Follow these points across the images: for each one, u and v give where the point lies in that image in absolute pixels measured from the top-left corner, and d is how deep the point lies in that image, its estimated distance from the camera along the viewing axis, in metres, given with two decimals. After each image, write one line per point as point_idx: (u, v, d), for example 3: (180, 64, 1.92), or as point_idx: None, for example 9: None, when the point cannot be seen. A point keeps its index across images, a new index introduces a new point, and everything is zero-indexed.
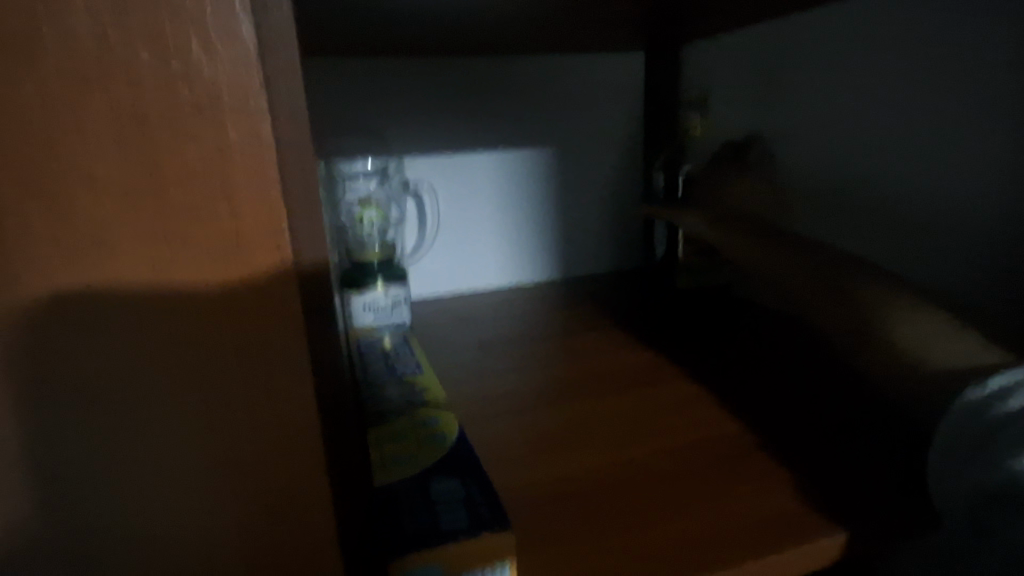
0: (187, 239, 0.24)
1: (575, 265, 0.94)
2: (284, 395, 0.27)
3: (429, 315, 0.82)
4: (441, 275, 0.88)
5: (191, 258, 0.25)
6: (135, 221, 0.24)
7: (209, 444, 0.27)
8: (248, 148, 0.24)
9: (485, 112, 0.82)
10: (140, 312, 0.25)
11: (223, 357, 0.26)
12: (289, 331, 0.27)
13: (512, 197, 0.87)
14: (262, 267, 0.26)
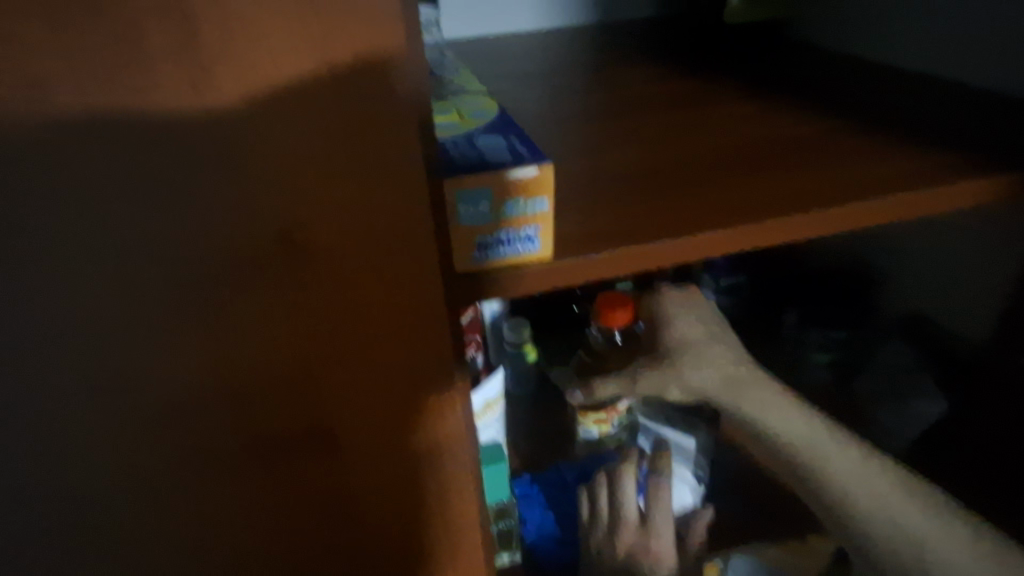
0: (304, 69, 0.25)
1: (618, 8, 0.85)
2: (381, 202, 0.28)
3: (462, 50, 0.76)
4: (473, 12, 0.79)
5: (277, 54, 0.24)
6: (262, 25, 0.24)
7: (323, 269, 0.29)
8: None
9: None
10: (256, 127, 0.25)
11: (325, 154, 0.26)
12: (395, 139, 0.27)
13: None
14: (359, 54, 0.25)
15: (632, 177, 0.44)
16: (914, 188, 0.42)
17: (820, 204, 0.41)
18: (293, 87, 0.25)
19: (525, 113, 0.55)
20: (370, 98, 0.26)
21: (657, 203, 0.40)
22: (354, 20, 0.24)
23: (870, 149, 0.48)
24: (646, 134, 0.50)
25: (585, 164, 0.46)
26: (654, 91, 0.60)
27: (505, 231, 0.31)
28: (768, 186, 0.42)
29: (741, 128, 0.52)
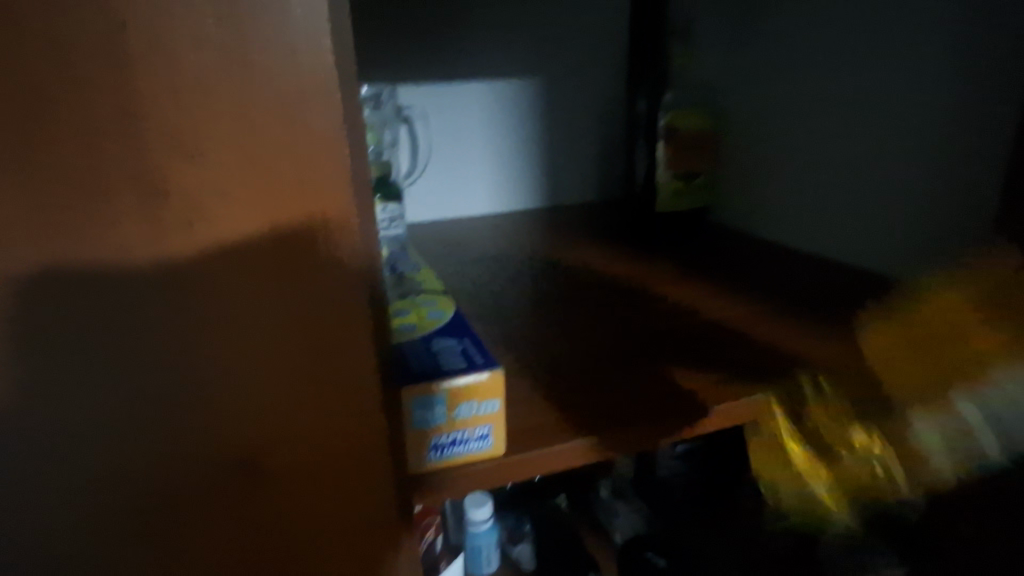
0: (274, 291, 0.27)
1: (564, 194, 0.95)
2: (348, 405, 0.29)
3: (424, 235, 0.83)
4: (433, 201, 0.88)
5: (248, 281, 0.26)
6: (234, 256, 0.26)
7: (284, 471, 0.29)
8: (309, 189, 0.26)
9: (472, 48, 0.83)
10: (221, 345, 0.27)
11: (292, 364, 0.28)
12: (362, 349, 0.29)
13: (502, 123, 0.88)
14: (328, 280, 0.27)
15: (587, 363, 0.47)
16: (852, 366, 0.47)
17: (765, 384, 0.45)
18: (267, 302, 0.27)
19: (481, 297, 0.60)
20: (337, 316, 0.28)
21: (615, 390, 0.43)
22: (321, 247, 0.27)
23: (796, 333, 0.53)
24: (594, 320, 0.55)
25: (540, 351, 0.49)
26: (598, 274, 0.66)
27: (458, 432, 0.33)
28: (715, 369, 0.47)
29: (678, 312, 0.57)
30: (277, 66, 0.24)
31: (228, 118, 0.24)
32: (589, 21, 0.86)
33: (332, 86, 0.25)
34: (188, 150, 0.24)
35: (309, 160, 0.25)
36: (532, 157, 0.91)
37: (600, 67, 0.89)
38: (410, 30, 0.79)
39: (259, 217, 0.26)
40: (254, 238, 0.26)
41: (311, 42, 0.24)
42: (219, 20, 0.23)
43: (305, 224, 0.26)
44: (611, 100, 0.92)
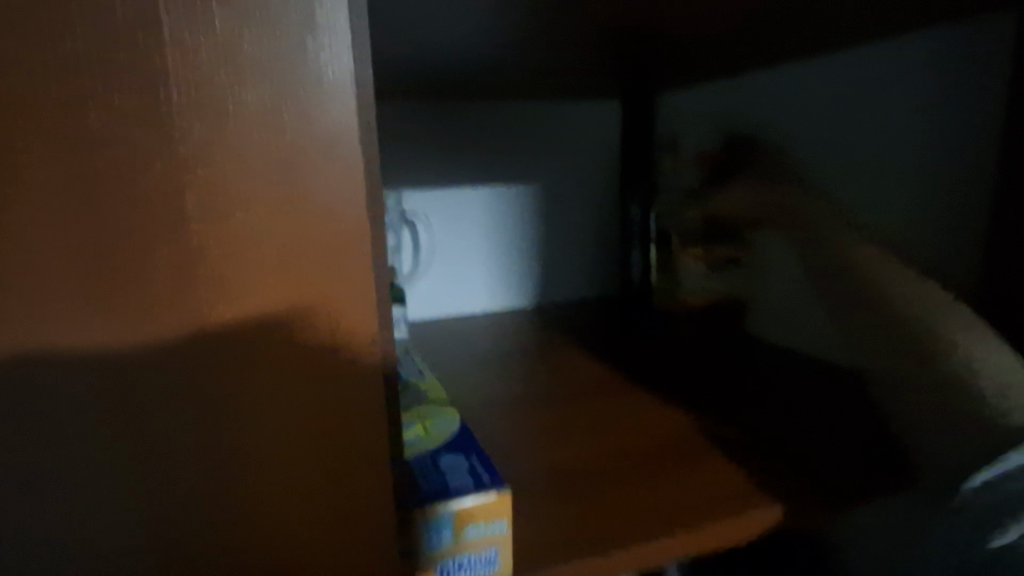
0: (299, 392, 0.28)
1: (561, 293, 0.98)
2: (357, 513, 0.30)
3: (424, 333, 0.84)
4: (435, 299, 0.90)
5: (275, 384, 0.28)
6: (267, 362, 0.28)
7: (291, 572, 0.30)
8: (343, 300, 0.28)
9: (475, 156, 0.88)
10: (245, 444, 0.28)
11: (310, 466, 0.29)
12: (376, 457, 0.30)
13: (503, 225, 0.92)
14: (353, 384, 0.29)
15: (585, 474, 0.50)
16: (824, 491, 0.50)
17: (750, 504, 0.47)
18: (291, 403, 0.29)
19: (482, 399, 0.61)
20: (358, 416, 0.30)
21: (609, 504, 0.46)
22: (348, 356, 0.29)
23: (779, 445, 0.57)
24: (593, 426, 0.58)
25: (545, 462, 0.51)
26: (597, 377, 0.67)
27: (463, 555, 0.32)
28: (704, 484, 0.49)
29: (671, 418, 0.61)
30: (317, 207, 0.27)
31: (273, 242, 0.27)
32: (586, 132, 0.93)
33: (365, 221, 0.28)
34: (231, 277, 0.27)
35: (339, 284, 0.28)
36: (531, 256, 0.94)
37: (596, 172, 0.95)
38: (417, 138, 0.85)
39: (291, 324, 0.28)
40: (285, 342, 0.28)
41: (347, 187, 0.27)
42: (269, 169, 0.26)
43: (331, 342, 0.29)
44: (607, 205, 0.96)
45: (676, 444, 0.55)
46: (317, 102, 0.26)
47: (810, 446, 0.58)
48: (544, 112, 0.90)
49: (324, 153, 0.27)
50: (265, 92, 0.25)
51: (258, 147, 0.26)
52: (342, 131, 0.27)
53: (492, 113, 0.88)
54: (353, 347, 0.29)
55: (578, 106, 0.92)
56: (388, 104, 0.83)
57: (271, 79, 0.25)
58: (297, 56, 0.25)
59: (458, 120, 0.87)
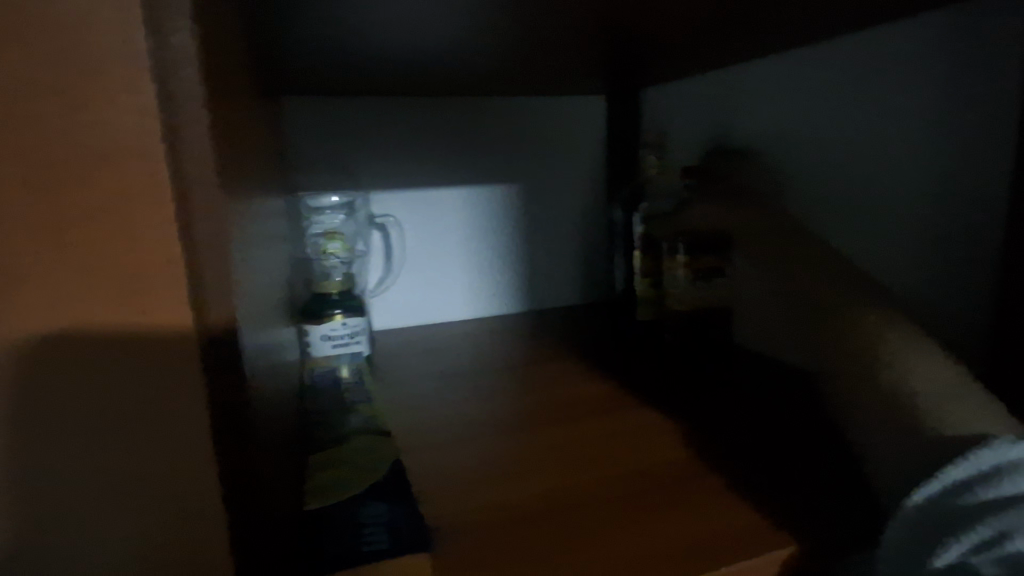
0: (115, 474, 0.22)
1: (544, 300, 0.92)
2: None
3: (393, 343, 0.79)
4: (408, 306, 0.85)
5: (84, 463, 0.22)
6: (72, 436, 0.21)
7: None
8: (175, 358, 0.21)
9: (450, 155, 0.83)
10: (52, 538, 0.22)
11: (139, 561, 0.23)
12: (215, 559, 0.23)
13: (480, 229, 0.86)
14: (185, 463, 0.22)
15: (524, 518, 0.40)
16: (834, 514, 0.39)
17: (757, 540, 0.36)
18: (109, 488, 0.22)
19: (442, 421, 0.56)
20: (198, 507, 0.23)
21: (543, 558, 0.35)
22: (181, 430, 0.22)
23: (779, 462, 0.47)
24: (556, 450, 0.49)
25: (478, 508, 0.41)
26: (575, 393, 0.62)
27: None
28: (686, 517, 0.39)
29: (658, 433, 0.52)
30: (124, 212, 0.20)
31: (82, 279, 0.20)
32: (569, 130, 0.88)
33: (173, 244, 0.21)
34: (21, 315, 0.20)
35: (152, 334, 0.21)
36: (511, 261, 0.89)
37: (580, 172, 0.89)
38: (388, 135, 0.80)
39: (103, 387, 0.21)
40: (82, 407, 0.21)
41: (150, 189, 0.20)
42: (48, 170, 0.19)
43: (146, 405, 0.22)
44: (592, 207, 0.91)
45: (661, 469, 0.46)
46: (97, 80, 0.19)
47: (832, 464, 0.46)
48: (524, 110, 0.85)
49: (116, 148, 0.20)
50: (31, 70, 0.19)
51: (30, 142, 0.19)
52: (132, 120, 0.19)
53: (467, 110, 0.83)
54: (181, 415, 0.22)
55: (560, 103, 0.87)
56: (355, 102, 0.78)
57: (39, 54, 0.19)
58: (82, 21, 0.19)
59: (430, 117, 0.81)
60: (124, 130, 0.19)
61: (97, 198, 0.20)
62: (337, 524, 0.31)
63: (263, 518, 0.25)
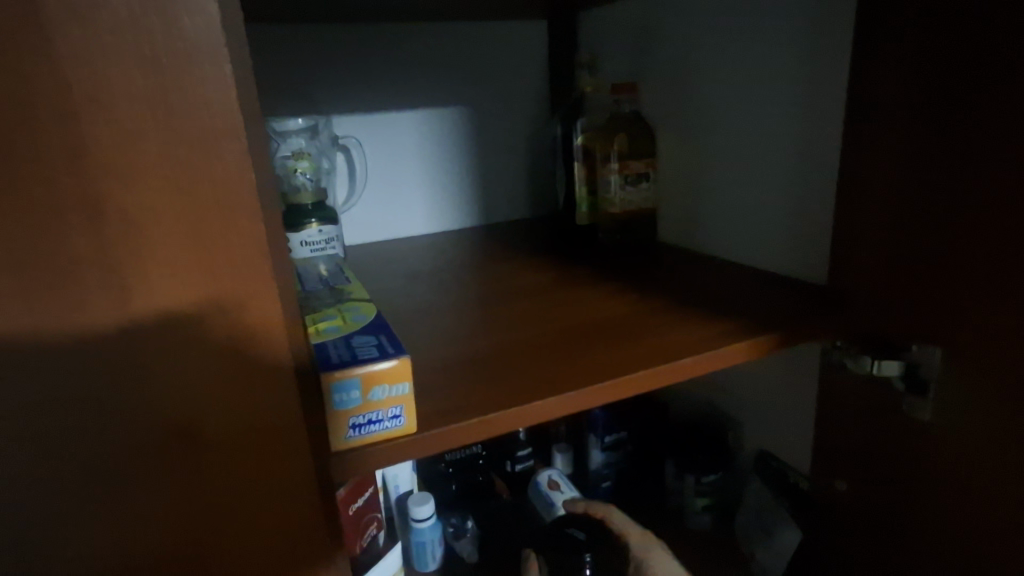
0: (198, 284, 0.31)
1: (497, 212, 1.02)
2: (269, 391, 0.33)
3: (362, 255, 0.87)
4: (374, 222, 0.94)
5: (172, 279, 0.30)
6: (167, 258, 0.30)
7: (213, 455, 0.33)
8: (236, 198, 0.30)
9: (403, 78, 0.89)
10: (153, 336, 0.30)
11: (217, 347, 0.32)
12: (273, 340, 0.33)
13: (435, 148, 0.94)
14: (247, 272, 0.31)
15: (490, 357, 0.52)
16: (722, 337, 0.54)
17: (662, 359, 0.51)
18: (193, 297, 0.31)
19: (410, 306, 0.66)
20: (257, 302, 0.32)
21: (510, 377, 0.48)
22: (242, 249, 0.31)
23: (684, 310, 0.61)
24: (508, 317, 0.61)
25: (448, 358, 0.53)
26: (525, 281, 0.72)
27: (372, 412, 0.38)
28: (614, 348, 0.53)
29: (590, 301, 0.65)
30: (197, 93, 0.28)
31: (166, 142, 0.28)
32: (512, 53, 0.95)
33: (232, 116, 0.29)
34: (145, 211, 0.29)
35: (218, 181, 0.30)
36: (464, 178, 0.97)
37: (524, 93, 0.97)
38: (342, 61, 0.85)
39: (184, 223, 0.30)
40: (168, 239, 0.29)
41: (227, 117, 0.29)
42: (155, 107, 0.28)
43: (227, 272, 0.31)
44: (537, 125, 0.99)
45: (597, 323, 0.59)
46: (190, 42, 0.28)
47: (726, 305, 0.61)
48: (471, 35, 0.91)
49: (202, 91, 0.28)
50: (141, 35, 0.27)
51: (143, 84, 0.27)
52: (215, 67, 0.28)
53: (415, 35, 0.88)
54: (245, 237, 0.31)
55: (501, 28, 0.93)
56: (312, 29, 0.83)
57: (150, 26, 0.27)
58: None
59: (384, 43, 0.87)
60: (208, 73, 0.28)
61: (175, 81, 0.28)
62: (334, 349, 0.39)
63: (293, 323, 0.35)
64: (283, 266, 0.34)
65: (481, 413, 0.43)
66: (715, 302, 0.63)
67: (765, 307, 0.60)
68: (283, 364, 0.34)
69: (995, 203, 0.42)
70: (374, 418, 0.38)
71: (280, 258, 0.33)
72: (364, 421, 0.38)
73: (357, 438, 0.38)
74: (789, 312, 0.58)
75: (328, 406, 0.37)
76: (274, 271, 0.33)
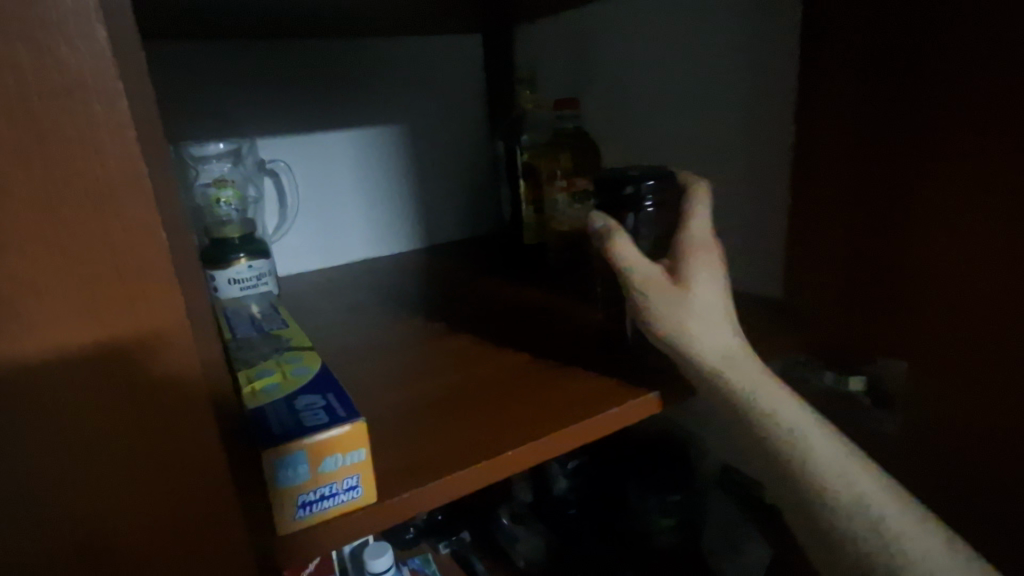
0: (96, 355, 0.25)
1: (439, 233, 0.97)
2: (195, 472, 0.28)
3: (298, 286, 0.81)
4: (308, 250, 0.87)
5: (63, 352, 0.24)
6: (54, 327, 0.24)
7: (129, 547, 0.28)
8: (142, 253, 0.25)
9: (332, 96, 0.84)
10: (44, 417, 0.25)
11: (127, 425, 0.26)
12: (198, 416, 0.27)
13: (370, 170, 0.89)
14: (160, 338, 0.26)
15: (447, 401, 0.48)
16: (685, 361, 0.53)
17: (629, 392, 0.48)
18: (92, 369, 0.25)
19: (355, 344, 0.61)
20: (174, 374, 0.27)
21: (472, 425, 0.44)
22: (152, 312, 0.25)
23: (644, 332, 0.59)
24: (462, 351, 0.57)
25: (404, 403, 0.48)
26: (476, 309, 0.68)
27: (325, 486, 0.33)
28: (580, 383, 0.50)
29: (546, 327, 0.62)
30: (86, 132, 0.23)
31: (47, 189, 0.23)
32: (447, 68, 0.91)
33: (133, 157, 0.24)
34: (21, 282, 0.23)
35: (120, 234, 0.24)
36: (403, 199, 0.93)
37: (462, 109, 0.94)
38: (265, 80, 0.79)
39: (76, 284, 0.24)
40: (57, 306, 0.24)
41: (123, 162, 0.24)
42: (27, 155, 0.22)
43: (136, 338, 0.25)
44: (477, 142, 0.96)
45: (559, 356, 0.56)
46: (71, 70, 0.22)
47: None
48: (403, 49, 0.87)
49: (90, 131, 0.23)
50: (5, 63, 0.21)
51: (11, 126, 0.22)
52: (105, 101, 0.23)
53: (343, 50, 0.83)
54: (156, 297, 0.25)
55: (436, 42, 0.89)
56: (230, 45, 0.76)
57: (17, 53, 0.21)
58: None
59: (311, 60, 0.82)
60: (97, 110, 0.23)
61: (54, 115, 0.22)
62: (275, 415, 0.34)
63: (223, 393, 0.30)
64: (206, 329, 0.28)
65: (447, 472, 0.38)
66: None
67: None
68: (212, 441, 0.28)
69: (945, 206, 0.44)
70: (329, 492, 0.33)
71: (201, 319, 0.28)
72: (316, 497, 0.33)
73: (310, 517, 0.33)
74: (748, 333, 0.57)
75: (271, 483, 0.32)
76: (196, 337, 0.27)
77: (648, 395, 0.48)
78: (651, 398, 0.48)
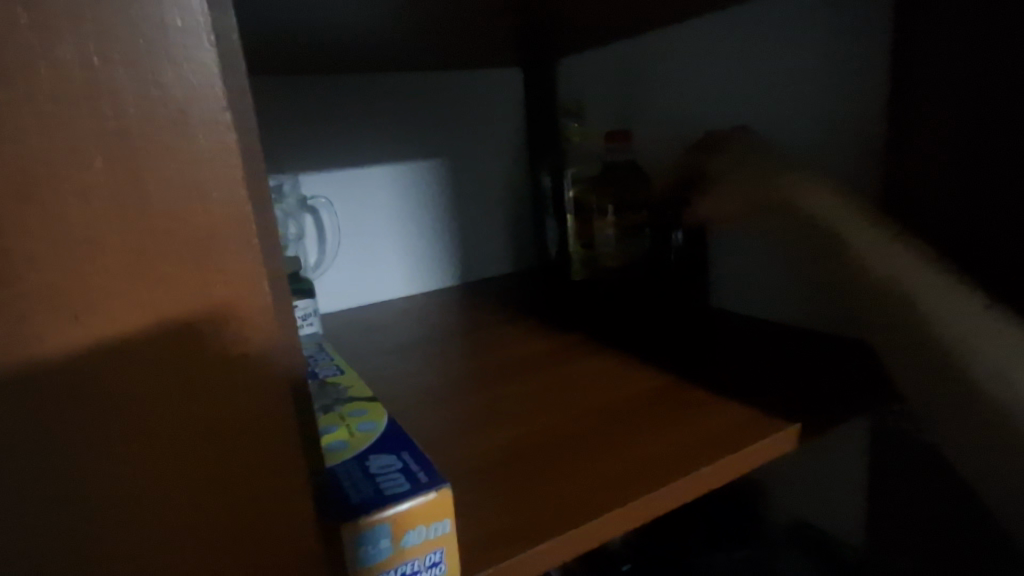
0: (170, 377, 0.21)
1: (481, 268, 0.95)
2: (281, 542, 0.24)
3: (340, 325, 0.79)
4: (349, 287, 0.85)
5: (132, 372, 0.21)
6: (121, 339, 0.20)
7: None
8: (239, 291, 0.22)
9: (377, 131, 0.83)
10: (119, 459, 0.21)
11: (212, 481, 0.23)
12: (291, 476, 0.24)
13: (412, 204, 0.87)
14: (250, 372, 0.22)
15: (518, 455, 0.45)
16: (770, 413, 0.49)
17: (720, 447, 0.44)
18: (180, 411, 0.22)
19: (407, 388, 0.58)
20: (262, 419, 0.23)
21: (550, 485, 0.41)
22: (246, 355, 0.22)
23: (717, 379, 0.56)
24: (525, 397, 0.54)
25: (473, 458, 0.45)
26: (530, 351, 0.65)
27: (407, 563, 0.29)
28: (662, 433, 0.46)
29: (610, 371, 0.59)
30: (191, 161, 0.20)
31: (141, 217, 0.20)
32: (490, 103, 0.90)
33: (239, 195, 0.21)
34: (105, 345, 0.20)
35: (219, 276, 0.21)
36: (445, 233, 0.90)
37: (505, 143, 0.92)
38: (310, 115, 0.78)
39: (164, 316, 0.21)
40: (143, 346, 0.21)
41: (228, 198, 0.21)
42: (123, 185, 0.20)
43: (226, 374, 0.22)
44: (520, 176, 0.94)
45: (632, 403, 0.52)
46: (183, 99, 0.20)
47: (758, 375, 0.56)
48: (448, 85, 0.87)
49: (194, 158, 0.20)
50: (103, 98, 0.19)
51: (101, 170, 0.19)
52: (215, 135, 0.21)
53: (387, 85, 0.83)
54: (251, 343, 0.22)
55: (478, 76, 0.88)
56: (275, 82, 0.76)
57: (115, 85, 0.19)
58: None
59: (356, 95, 0.81)
60: (204, 135, 0.20)
61: (155, 140, 0.20)
62: (350, 477, 0.31)
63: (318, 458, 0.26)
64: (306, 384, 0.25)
65: (534, 546, 0.35)
66: (748, 369, 0.57)
67: (805, 378, 0.55)
68: (302, 508, 0.25)
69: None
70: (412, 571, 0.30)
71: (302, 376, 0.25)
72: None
73: None
74: (829, 390, 0.52)
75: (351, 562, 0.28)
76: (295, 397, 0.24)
77: (741, 450, 0.44)
78: (744, 453, 0.44)
